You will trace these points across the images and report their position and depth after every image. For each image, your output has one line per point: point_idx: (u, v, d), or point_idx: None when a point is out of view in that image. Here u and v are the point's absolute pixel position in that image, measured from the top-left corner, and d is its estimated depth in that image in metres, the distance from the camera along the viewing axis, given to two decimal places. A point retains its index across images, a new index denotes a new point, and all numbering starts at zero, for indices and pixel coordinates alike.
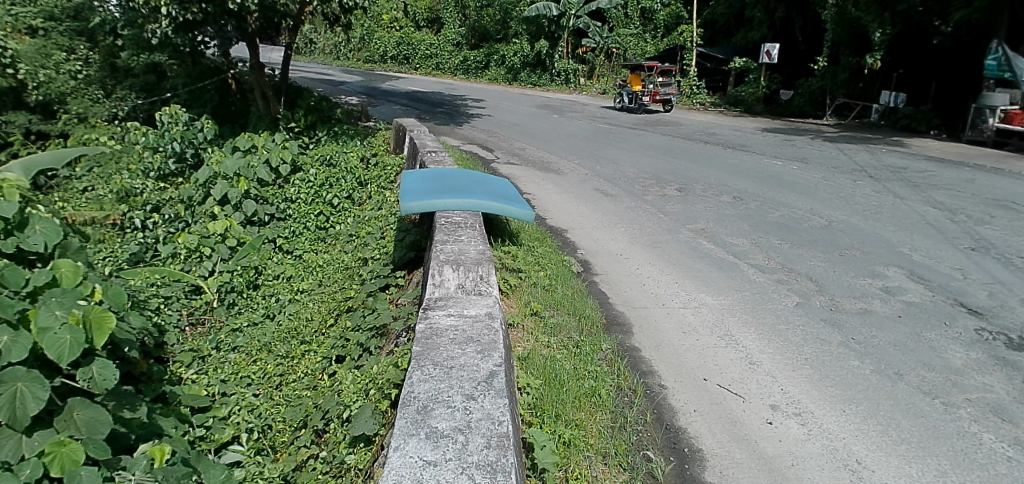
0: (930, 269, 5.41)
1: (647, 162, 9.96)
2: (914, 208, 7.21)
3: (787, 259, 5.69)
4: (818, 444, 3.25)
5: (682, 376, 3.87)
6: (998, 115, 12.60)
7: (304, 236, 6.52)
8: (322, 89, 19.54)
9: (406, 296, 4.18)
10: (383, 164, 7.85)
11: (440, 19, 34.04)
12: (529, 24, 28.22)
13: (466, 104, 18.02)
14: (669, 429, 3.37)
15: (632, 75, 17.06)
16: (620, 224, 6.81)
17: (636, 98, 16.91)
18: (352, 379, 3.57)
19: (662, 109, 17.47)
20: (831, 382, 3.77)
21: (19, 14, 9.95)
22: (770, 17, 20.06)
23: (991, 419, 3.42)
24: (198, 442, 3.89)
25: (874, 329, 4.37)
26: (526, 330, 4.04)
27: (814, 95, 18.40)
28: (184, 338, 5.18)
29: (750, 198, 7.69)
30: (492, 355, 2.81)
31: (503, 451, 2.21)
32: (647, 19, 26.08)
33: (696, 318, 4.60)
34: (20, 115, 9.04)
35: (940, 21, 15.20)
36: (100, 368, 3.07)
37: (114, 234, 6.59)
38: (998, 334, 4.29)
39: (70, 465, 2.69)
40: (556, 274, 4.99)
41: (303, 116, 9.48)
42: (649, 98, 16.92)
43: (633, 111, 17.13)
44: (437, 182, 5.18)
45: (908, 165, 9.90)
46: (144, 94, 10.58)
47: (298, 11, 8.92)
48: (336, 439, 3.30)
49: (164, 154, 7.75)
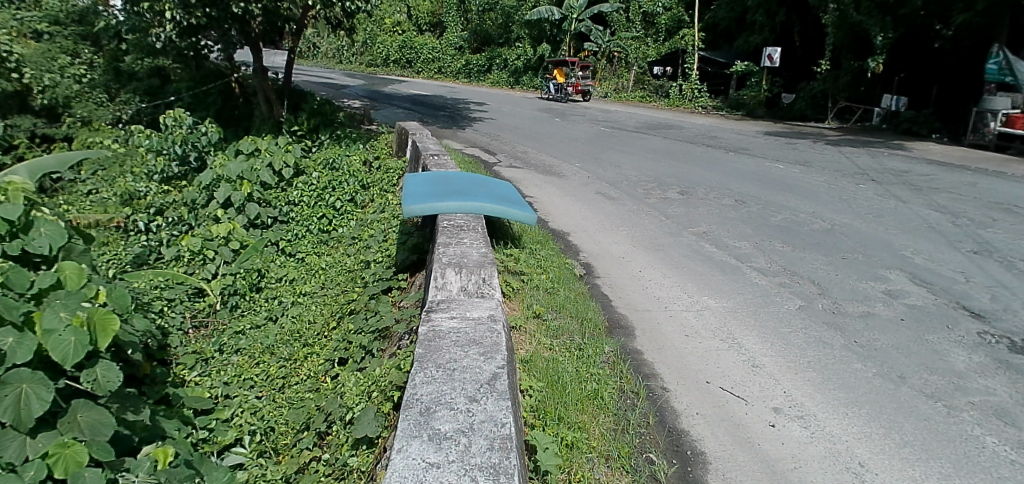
0: (932, 273, 5.40)
1: (649, 165, 9.98)
2: (916, 212, 7.20)
3: (789, 261, 5.70)
4: (821, 447, 3.25)
5: (685, 379, 3.87)
6: (999, 120, 12.59)
7: (307, 239, 6.56)
8: (325, 92, 19.65)
9: (409, 299, 4.18)
10: (386, 167, 7.87)
11: (443, 24, 34.28)
12: (531, 28, 28.53)
13: (468, 106, 18.09)
14: (672, 432, 3.37)
15: (558, 70, 21.17)
16: (622, 227, 6.82)
17: (562, 89, 21.28)
18: (355, 381, 3.56)
19: (582, 98, 22.01)
20: (835, 385, 3.77)
21: (25, 19, 10.06)
22: (771, 20, 19.91)
23: (995, 423, 3.41)
24: (201, 444, 3.92)
25: (877, 333, 4.36)
26: (529, 332, 4.05)
27: (816, 98, 18.39)
28: (188, 340, 5.19)
29: (752, 201, 7.69)
30: (495, 357, 2.82)
31: (506, 453, 2.22)
32: (649, 23, 25.56)
33: (699, 322, 4.59)
34: (26, 119, 8.96)
35: (941, 25, 15.25)
36: (104, 371, 3.09)
37: (119, 236, 6.62)
38: (1000, 338, 4.29)
39: (73, 467, 2.68)
40: (558, 277, 5.00)
41: (307, 119, 9.59)
42: (572, 89, 21.27)
43: (560, 99, 21.56)
44: (439, 184, 5.23)
45: (910, 168, 9.90)
46: (147, 98, 10.58)
47: (302, 14, 9.07)
48: (340, 441, 3.28)
49: (168, 158, 7.76)
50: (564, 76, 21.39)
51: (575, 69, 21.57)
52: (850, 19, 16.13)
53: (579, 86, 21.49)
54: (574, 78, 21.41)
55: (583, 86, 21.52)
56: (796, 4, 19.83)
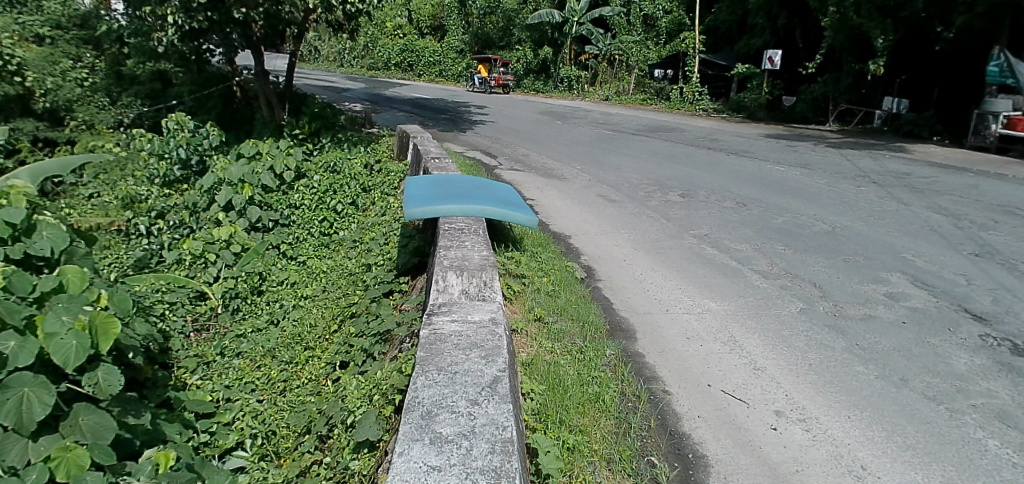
0: (934, 275, 5.40)
1: (650, 168, 9.99)
2: (918, 214, 7.20)
3: (791, 264, 5.68)
4: (824, 450, 3.24)
5: (686, 382, 3.87)
6: (1001, 121, 12.57)
7: (309, 242, 6.57)
8: (327, 95, 19.84)
9: (409, 302, 4.20)
10: (387, 170, 7.90)
11: (444, 26, 34.48)
12: (533, 31, 28.69)
13: (470, 110, 18.17)
14: (674, 435, 3.37)
15: (482, 65, 25.40)
16: (623, 230, 6.82)
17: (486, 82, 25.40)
18: (356, 385, 3.57)
19: (504, 90, 26.03)
20: (837, 388, 3.77)
21: (27, 23, 10.19)
22: (772, 24, 19.93)
23: (997, 425, 3.40)
24: (202, 448, 3.93)
25: (879, 335, 4.37)
26: (529, 335, 4.06)
27: (817, 101, 18.38)
28: (189, 344, 5.19)
29: (753, 204, 7.69)
30: (497, 360, 2.82)
31: (507, 456, 2.21)
32: (650, 26, 25.87)
33: (700, 324, 4.59)
34: (28, 122, 8.96)
35: (942, 27, 15.29)
36: (105, 374, 3.09)
37: (120, 240, 6.63)
38: (1003, 340, 4.28)
39: (75, 471, 2.68)
40: (560, 280, 5.01)
41: (308, 123, 9.59)
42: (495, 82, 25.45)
43: (485, 92, 25.59)
44: (441, 187, 5.23)
45: (912, 171, 9.89)
46: (150, 101, 10.47)
47: (303, 17, 9.06)
48: (341, 444, 3.29)
49: (169, 161, 7.78)
50: (487, 70, 25.68)
51: (497, 66, 25.74)
52: (850, 22, 16.09)
53: (500, 80, 25.63)
54: (496, 72, 25.60)
55: (504, 81, 25.63)
56: (797, 7, 19.84)
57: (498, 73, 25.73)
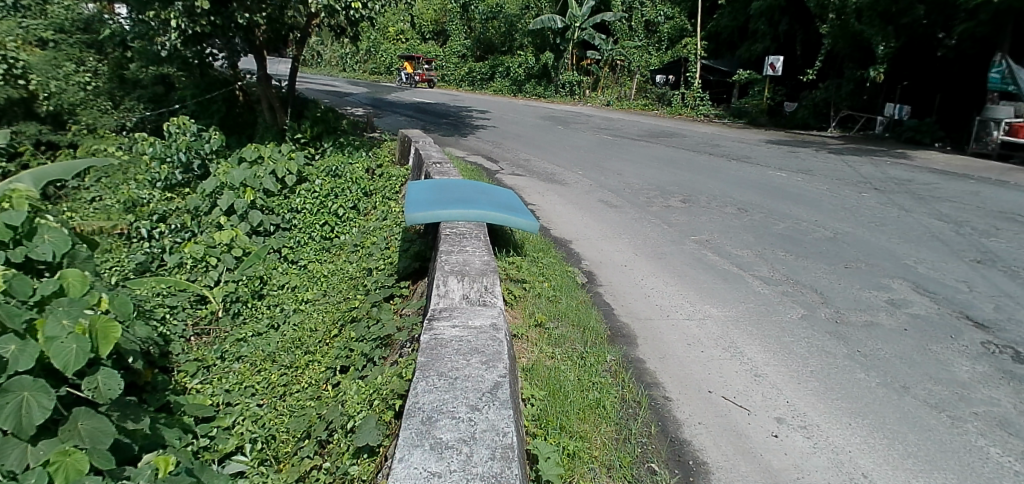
0: (936, 282, 5.39)
1: (651, 173, 9.99)
2: (919, 221, 7.19)
3: (791, 271, 5.68)
4: (824, 457, 3.23)
5: (688, 389, 3.85)
6: (1003, 128, 12.59)
7: (309, 246, 6.56)
8: (328, 99, 19.99)
9: (409, 307, 4.23)
10: (387, 175, 7.88)
11: (445, 31, 34.57)
12: (535, 36, 28.71)
13: (471, 114, 18.21)
14: (674, 442, 3.35)
15: (408, 64, 29.86)
16: (624, 235, 6.81)
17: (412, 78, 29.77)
18: (356, 390, 3.58)
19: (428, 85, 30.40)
20: (837, 394, 3.76)
21: (30, 27, 10.29)
22: (774, 29, 20.13)
23: (999, 433, 3.39)
24: (202, 452, 3.92)
25: (881, 342, 4.36)
26: (530, 341, 4.05)
27: (819, 107, 18.36)
28: (190, 348, 5.20)
29: (754, 210, 7.68)
30: (497, 366, 2.81)
31: (508, 462, 2.21)
32: (652, 31, 25.80)
33: (700, 330, 4.59)
34: (31, 126, 8.95)
35: (944, 34, 15.38)
36: (105, 378, 3.08)
37: (121, 243, 6.65)
38: (1005, 348, 4.27)
39: (74, 475, 2.65)
40: (560, 285, 5.01)
41: (309, 127, 9.72)
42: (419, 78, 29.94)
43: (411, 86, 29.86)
44: (442, 192, 5.22)
45: (913, 177, 9.90)
46: (153, 105, 10.49)
47: (305, 22, 9.07)
48: (341, 449, 3.27)
49: (171, 165, 7.82)
50: (411, 68, 30.19)
51: (421, 65, 30.20)
52: (850, 28, 15.95)
53: (424, 77, 30.04)
54: (420, 70, 30.03)
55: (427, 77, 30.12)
56: (798, 13, 19.90)
57: (422, 70, 30.15)
